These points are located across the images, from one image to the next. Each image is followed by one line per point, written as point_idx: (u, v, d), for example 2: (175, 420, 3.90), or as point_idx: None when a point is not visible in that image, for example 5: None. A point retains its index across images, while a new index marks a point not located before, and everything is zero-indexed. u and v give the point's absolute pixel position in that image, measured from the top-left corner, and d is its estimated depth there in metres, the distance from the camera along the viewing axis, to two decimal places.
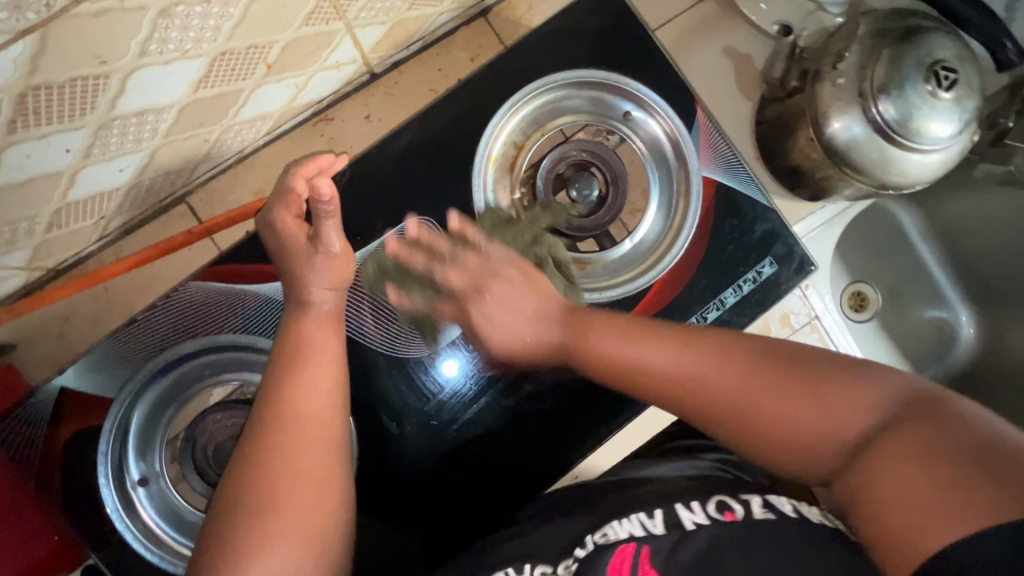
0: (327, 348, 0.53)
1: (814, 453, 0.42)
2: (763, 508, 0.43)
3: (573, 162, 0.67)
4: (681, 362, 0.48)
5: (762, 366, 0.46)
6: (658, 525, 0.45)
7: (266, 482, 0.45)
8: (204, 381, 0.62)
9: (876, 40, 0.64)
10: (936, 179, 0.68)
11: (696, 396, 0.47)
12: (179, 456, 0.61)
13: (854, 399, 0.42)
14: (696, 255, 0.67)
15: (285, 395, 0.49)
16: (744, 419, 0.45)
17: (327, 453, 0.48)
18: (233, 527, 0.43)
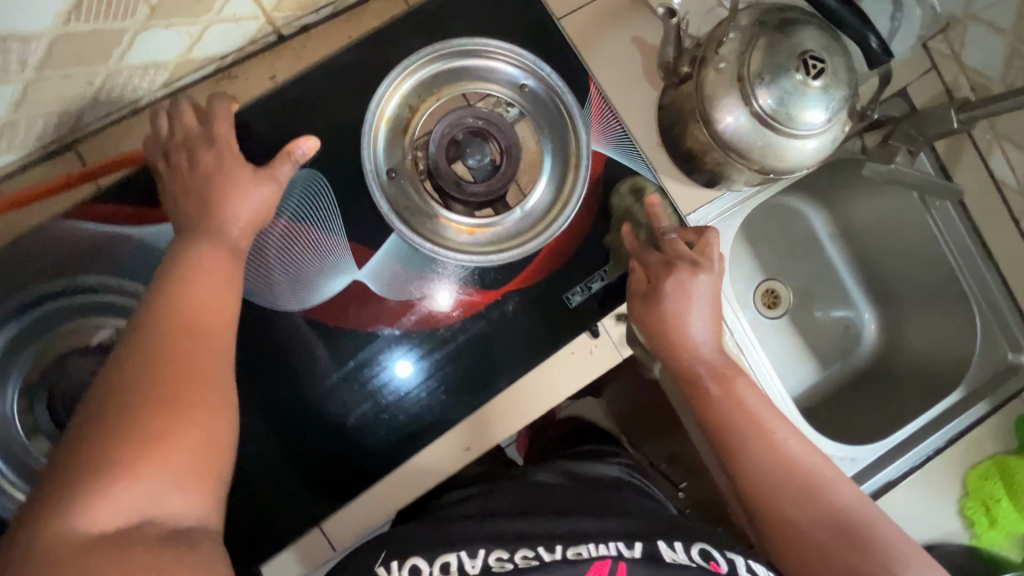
0: (222, 265, 0.51)
1: None
2: (748, 571, 0.53)
3: (468, 128, 0.66)
4: (771, 480, 0.59)
5: (838, 520, 0.56)
6: (635, 549, 0.53)
7: (157, 386, 0.42)
8: (67, 324, 0.60)
9: (755, 29, 0.68)
10: (814, 165, 0.72)
11: (769, 509, 0.58)
12: (34, 402, 0.59)
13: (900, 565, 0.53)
14: (585, 222, 0.69)
15: (178, 304, 0.46)
16: (798, 550, 0.56)
17: (219, 370, 0.45)
18: (109, 418, 0.39)
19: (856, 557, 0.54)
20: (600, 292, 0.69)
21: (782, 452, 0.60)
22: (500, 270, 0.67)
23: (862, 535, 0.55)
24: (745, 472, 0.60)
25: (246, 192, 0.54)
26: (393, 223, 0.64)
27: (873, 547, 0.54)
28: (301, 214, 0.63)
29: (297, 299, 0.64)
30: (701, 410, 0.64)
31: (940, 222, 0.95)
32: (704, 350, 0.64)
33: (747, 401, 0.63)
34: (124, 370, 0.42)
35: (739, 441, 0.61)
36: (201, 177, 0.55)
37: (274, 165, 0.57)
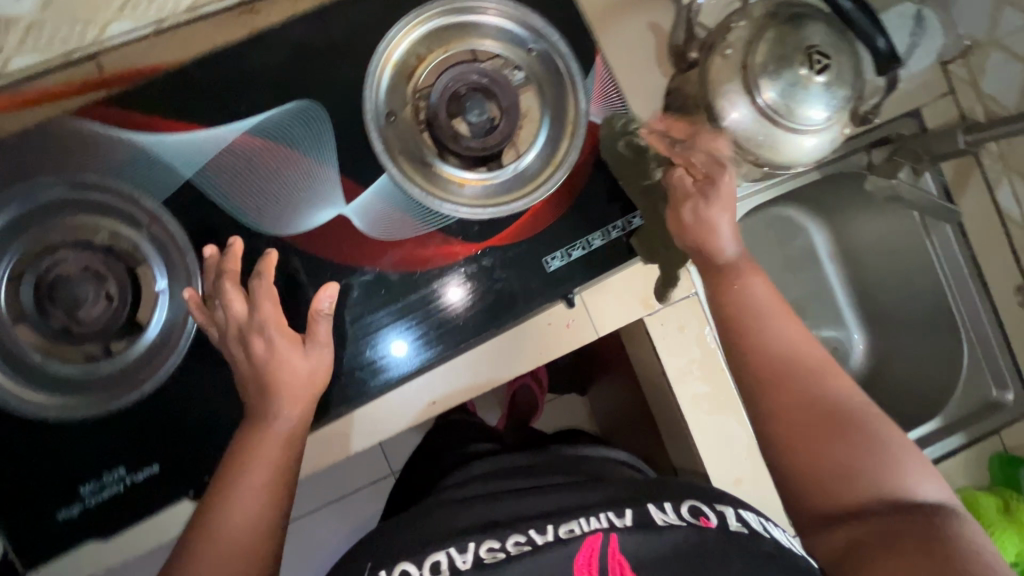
0: (275, 452, 0.57)
1: (826, 488, 0.52)
2: (737, 521, 0.55)
3: (471, 83, 0.67)
4: (773, 361, 0.58)
5: (839, 415, 0.54)
6: (625, 517, 0.56)
7: (215, 529, 0.53)
8: (63, 218, 0.63)
9: (766, 20, 0.68)
10: (809, 163, 0.73)
11: (766, 394, 0.57)
12: (18, 284, 0.61)
13: (887, 466, 0.51)
14: (571, 190, 0.71)
15: (256, 437, 0.57)
16: (791, 436, 0.55)
17: (262, 494, 0.55)
18: (188, 552, 0.52)
19: (860, 450, 0.52)
20: (579, 260, 0.71)
21: (785, 339, 0.59)
22: (484, 225, 0.69)
23: (860, 437, 0.53)
24: (752, 359, 0.59)
25: (288, 398, 0.58)
26: (385, 163, 0.66)
27: (863, 452, 0.52)
28: (295, 142, 0.65)
29: (282, 225, 0.65)
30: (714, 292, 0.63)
31: (938, 247, 0.95)
32: (725, 245, 0.64)
33: (757, 294, 0.62)
34: (202, 534, 0.53)
35: (757, 322, 0.60)
36: (256, 373, 0.58)
37: (314, 334, 0.59)
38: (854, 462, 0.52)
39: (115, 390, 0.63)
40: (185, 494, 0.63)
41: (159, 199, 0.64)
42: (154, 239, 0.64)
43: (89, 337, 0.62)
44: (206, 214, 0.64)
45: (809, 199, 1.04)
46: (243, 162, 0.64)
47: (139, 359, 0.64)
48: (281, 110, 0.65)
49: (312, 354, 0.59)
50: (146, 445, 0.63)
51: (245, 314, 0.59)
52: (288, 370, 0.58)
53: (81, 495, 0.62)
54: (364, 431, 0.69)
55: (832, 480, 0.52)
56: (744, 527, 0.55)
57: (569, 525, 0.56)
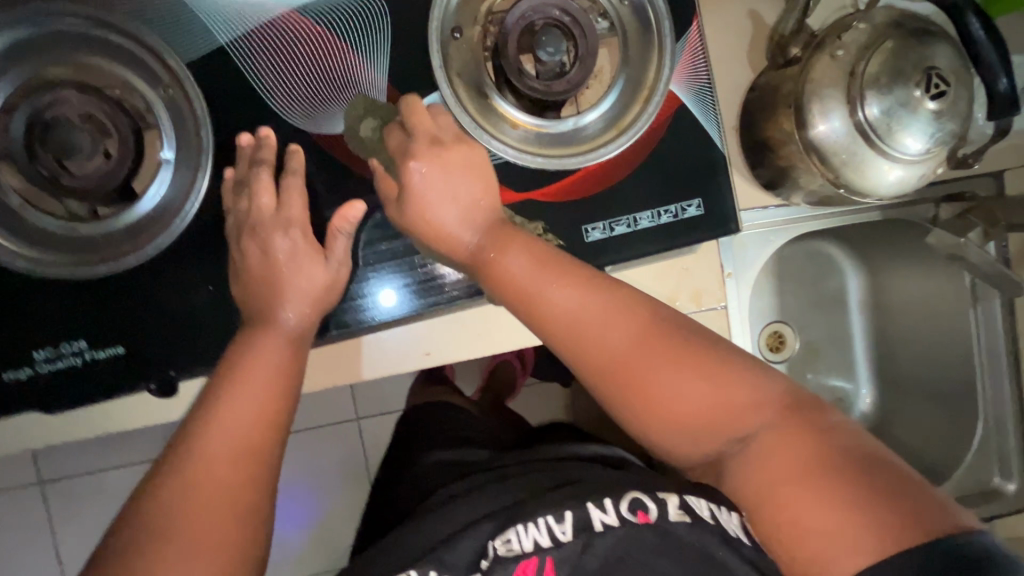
0: (264, 380, 0.53)
1: (690, 427, 0.49)
2: (679, 510, 0.49)
3: (552, 17, 0.60)
4: (587, 308, 0.49)
5: (661, 336, 0.49)
6: (564, 526, 0.53)
7: (197, 466, 0.48)
8: (73, 56, 0.56)
9: (888, 28, 0.62)
10: (889, 197, 0.67)
11: (594, 357, 0.49)
12: (10, 119, 0.55)
13: (722, 376, 0.49)
14: (629, 161, 0.64)
15: (244, 367, 0.53)
16: (630, 379, 0.49)
17: (251, 430, 0.51)
18: (162, 490, 0.47)
19: (710, 383, 0.48)
20: (620, 238, 0.64)
21: (571, 268, 0.50)
22: (529, 175, 0.62)
23: (693, 355, 0.49)
24: (563, 328, 0.49)
25: (296, 305, 0.56)
26: (441, 81, 0.59)
27: (731, 382, 0.49)
28: (343, 31, 0.58)
29: (310, 120, 0.58)
30: (502, 286, 0.51)
31: (980, 320, 0.90)
32: (462, 235, 0.53)
33: (535, 255, 0.50)
34: (179, 465, 0.48)
35: (546, 282, 0.50)
36: (269, 280, 0.56)
37: (331, 250, 0.57)
38: (717, 401, 0.48)
39: (91, 257, 0.57)
40: (144, 385, 0.58)
41: (184, 58, 0.56)
42: (169, 102, 0.57)
43: (75, 193, 0.56)
44: (232, 89, 0.57)
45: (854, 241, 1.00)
46: (281, 39, 0.57)
47: (127, 230, 0.58)
48: None
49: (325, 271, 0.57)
50: (114, 323, 0.57)
51: (271, 209, 0.56)
52: (301, 284, 0.56)
53: (33, 360, 0.56)
54: (370, 363, 0.67)
55: (711, 431, 0.49)
56: (686, 518, 0.48)
57: (507, 537, 0.54)
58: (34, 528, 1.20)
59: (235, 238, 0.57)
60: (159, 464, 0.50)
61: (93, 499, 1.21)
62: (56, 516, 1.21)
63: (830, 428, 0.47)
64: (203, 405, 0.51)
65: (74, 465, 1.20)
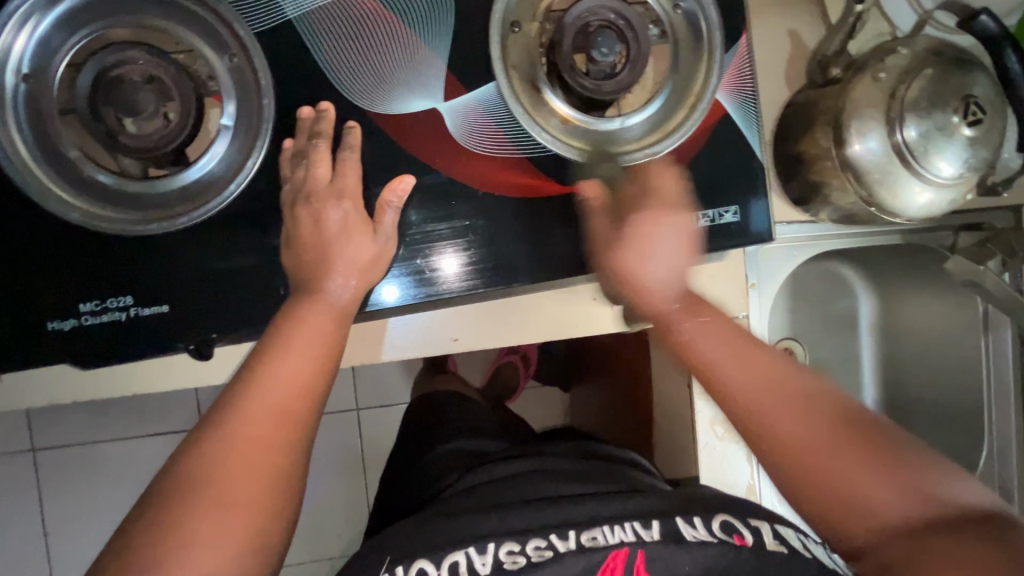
0: (310, 344, 0.53)
1: (859, 519, 0.48)
2: (776, 540, 0.54)
3: (608, 19, 0.62)
4: (753, 380, 0.54)
5: (843, 424, 0.51)
6: (652, 530, 0.54)
7: (237, 426, 0.48)
8: (143, 18, 0.57)
9: (930, 55, 0.64)
10: (917, 218, 0.69)
11: (760, 432, 0.53)
12: (77, 74, 0.56)
13: (896, 470, 0.48)
14: (671, 164, 0.65)
15: (286, 336, 0.53)
16: (801, 465, 0.51)
17: (292, 395, 0.51)
18: (199, 447, 0.47)
19: (877, 471, 0.49)
20: None
21: (762, 354, 0.55)
22: (576, 168, 0.64)
23: (870, 446, 0.50)
24: (727, 400, 0.55)
25: (342, 274, 0.57)
26: (497, 72, 0.61)
27: (902, 473, 0.48)
28: (406, 15, 0.60)
29: (365, 99, 0.60)
30: (674, 345, 0.58)
31: (990, 350, 0.92)
32: (665, 292, 0.58)
33: (708, 337, 0.57)
34: (220, 420, 0.48)
35: (717, 352, 0.56)
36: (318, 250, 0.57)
37: (381, 224, 0.59)
38: (890, 489, 0.48)
39: (144, 215, 0.57)
40: (184, 345, 0.58)
41: (252, 29, 0.58)
42: (234, 70, 0.58)
43: (133, 151, 0.57)
44: (295, 63, 0.59)
45: (869, 263, 1.01)
46: (346, 18, 0.59)
47: (181, 192, 0.59)
48: None
49: (370, 244, 0.58)
50: (160, 282, 0.58)
51: (325, 179, 0.57)
52: (349, 254, 0.57)
53: (77, 312, 0.56)
54: (396, 343, 0.68)
55: (875, 524, 0.47)
56: (783, 547, 0.53)
57: (592, 532, 0.55)
58: (24, 495, 1.19)
59: (288, 206, 0.58)
60: (200, 422, 0.50)
61: (95, 468, 1.20)
62: (52, 482, 1.19)
63: None
64: (248, 366, 0.52)
65: (69, 433, 1.19)
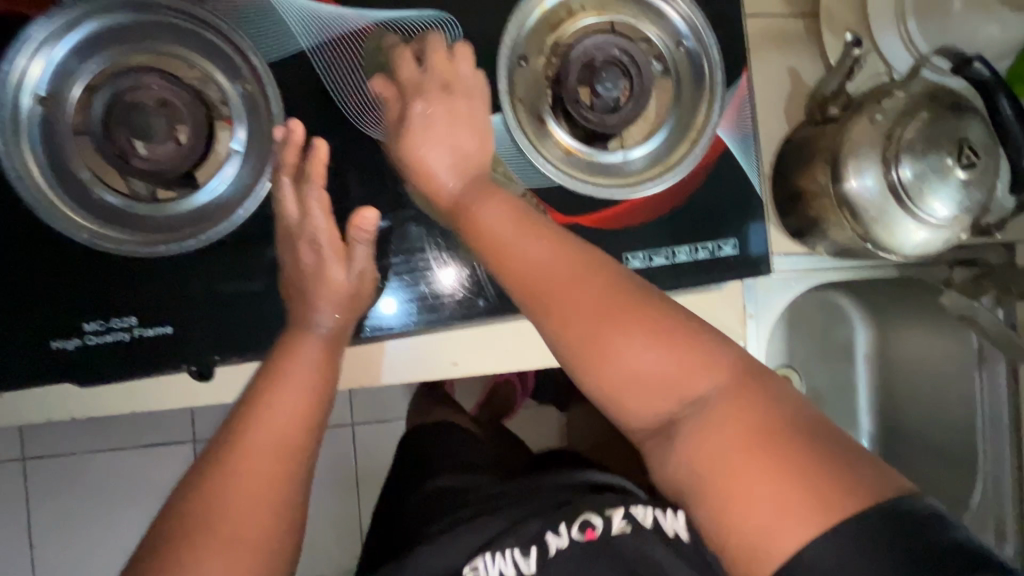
0: (303, 376, 0.54)
1: (645, 400, 0.44)
2: (620, 523, 0.61)
3: (612, 55, 0.64)
4: (552, 262, 0.46)
5: (624, 293, 0.45)
6: (528, 560, 0.61)
7: (235, 459, 0.48)
8: (160, 44, 0.58)
9: (926, 98, 0.65)
10: (912, 257, 0.70)
11: (547, 307, 0.45)
12: (92, 97, 0.57)
13: (662, 337, 0.44)
14: (674, 197, 0.67)
15: (279, 366, 0.54)
16: (591, 345, 0.44)
17: (288, 425, 0.51)
18: (200, 482, 0.47)
19: (643, 338, 0.43)
20: (658, 269, 0.66)
21: (547, 234, 0.47)
22: (579, 199, 0.65)
23: (647, 312, 0.44)
24: (518, 287, 0.47)
25: (326, 305, 0.58)
26: (504, 104, 0.62)
27: (675, 338, 0.44)
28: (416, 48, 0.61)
29: (372, 127, 0.61)
30: (470, 234, 0.50)
31: (985, 383, 0.94)
32: (439, 181, 0.56)
33: (495, 212, 0.49)
34: (221, 454, 0.49)
35: (513, 239, 0.48)
36: (316, 278, 0.58)
37: (353, 253, 0.60)
38: (667, 366, 0.43)
39: (151, 235, 0.58)
40: (186, 365, 0.59)
41: (267, 58, 0.59)
42: (245, 97, 0.60)
43: (144, 174, 0.57)
44: (307, 91, 0.60)
45: (864, 293, 1.02)
46: (357, 49, 0.60)
47: (189, 214, 0.59)
48: (414, 13, 0.61)
49: (354, 274, 0.59)
50: (165, 303, 0.58)
51: (297, 215, 0.59)
52: (330, 285, 0.58)
53: (82, 331, 0.57)
54: (394, 368, 0.68)
55: (653, 397, 0.43)
56: (625, 527, 0.61)
57: (474, 563, 0.62)
58: (6, 508, 1.14)
59: (295, 231, 0.59)
60: (201, 457, 0.50)
61: (76, 482, 1.15)
62: (33, 496, 1.14)
63: (784, 398, 0.42)
64: (246, 399, 0.52)
65: (55, 444, 1.15)
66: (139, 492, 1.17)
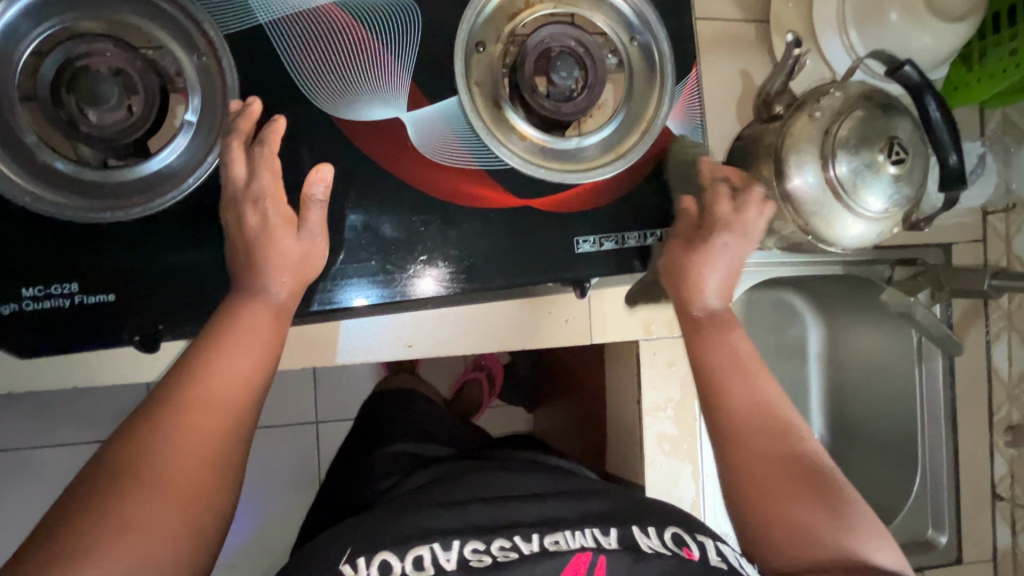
0: (250, 339, 0.53)
1: (790, 546, 0.53)
2: (718, 557, 0.56)
3: (567, 46, 0.66)
4: (750, 408, 0.60)
5: (800, 461, 0.57)
6: (611, 538, 0.57)
7: (171, 414, 0.48)
8: (114, 12, 0.58)
9: (861, 98, 0.69)
10: (850, 249, 0.74)
11: (733, 437, 0.59)
12: (39, 61, 0.56)
13: (842, 521, 0.54)
14: (626, 183, 0.69)
15: (229, 322, 0.54)
16: (760, 484, 0.56)
17: (235, 389, 0.51)
18: (131, 434, 0.47)
19: (819, 512, 0.54)
20: (608, 253, 0.68)
21: (764, 392, 0.61)
22: (533, 182, 0.67)
23: (825, 493, 0.55)
24: (723, 413, 0.60)
25: (278, 272, 0.56)
26: (461, 87, 0.64)
27: (832, 508, 0.54)
28: (374, 29, 0.62)
29: (329, 104, 0.61)
30: (695, 357, 0.63)
31: (924, 377, 0.99)
32: (707, 298, 0.64)
33: (721, 352, 0.62)
34: (154, 408, 0.49)
35: (725, 377, 0.61)
36: (264, 240, 0.56)
37: (307, 221, 0.58)
38: (817, 525, 0.53)
39: (97, 203, 0.57)
40: (130, 335, 0.58)
41: (223, 31, 0.59)
42: (200, 68, 0.60)
43: (91, 140, 0.57)
44: (263, 65, 0.60)
45: (817, 294, 1.06)
46: (316, 28, 0.61)
47: (138, 184, 0.59)
48: None
49: (305, 238, 0.58)
50: (110, 271, 0.57)
51: (244, 180, 0.56)
52: (280, 253, 0.56)
53: (19, 297, 0.55)
54: (348, 348, 0.69)
55: (805, 551, 0.53)
56: (724, 563, 0.55)
57: (555, 537, 0.58)
58: None
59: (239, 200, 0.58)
60: (136, 410, 0.49)
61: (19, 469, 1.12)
62: None
63: None
64: (188, 357, 0.52)
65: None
66: None
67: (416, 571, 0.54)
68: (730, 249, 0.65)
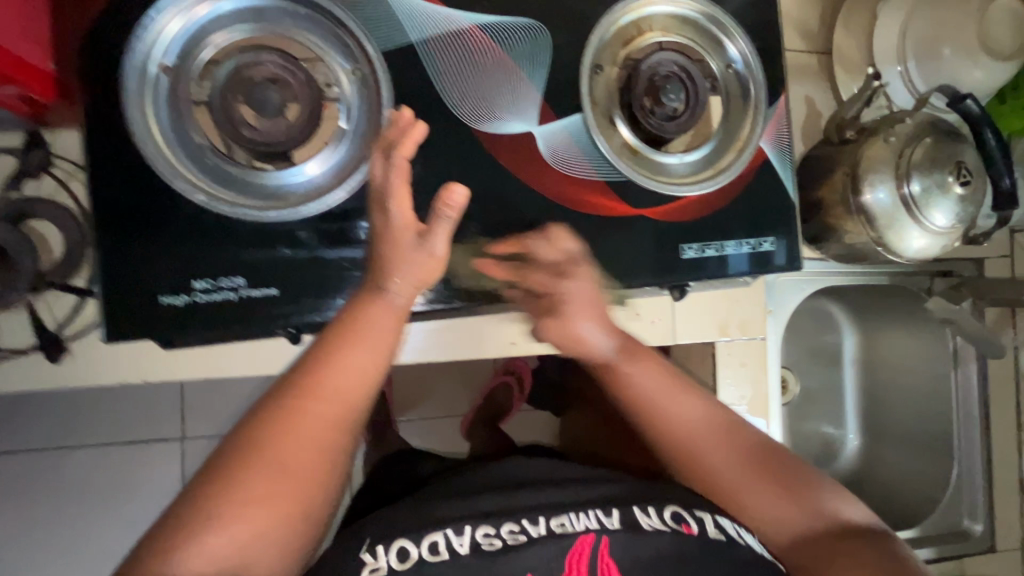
0: (372, 338, 0.58)
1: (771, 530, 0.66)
2: (717, 529, 0.63)
3: (676, 70, 0.73)
4: (686, 421, 0.69)
5: (756, 458, 0.68)
6: (613, 517, 0.62)
7: (290, 399, 0.55)
8: (281, 28, 0.63)
9: (928, 126, 0.78)
10: (915, 260, 0.82)
11: (694, 464, 0.69)
12: (214, 72, 0.60)
13: (808, 499, 0.66)
14: (726, 196, 0.75)
15: (354, 320, 0.59)
16: (728, 494, 0.68)
17: (352, 383, 0.57)
18: (258, 410, 0.55)
19: (781, 499, 0.66)
20: (708, 259, 0.74)
21: (698, 403, 0.70)
22: (645, 193, 0.73)
23: (782, 480, 0.67)
24: (671, 440, 0.69)
25: (404, 278, 0.59)
26: (586, 104, 0.70)
27: (786, 485, 0.66)
28: (511, 50, 0.68)
29: (469, 116, 0.67)
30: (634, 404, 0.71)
31: (959, 380, 1.08)
32: (587, 329, 0.70)
33: (647, 374, 0.71)
34: (281, 390, 0.56)
35: (656, 398, 0.70)
36: (417, 243, 0.59)
37: (432, 233, 0.59)
38: (787, 510, 0.65)
39: (262, 203, 0.61)
40: (287, 326, 0.62)
41: (380, 48, 0.64)
42: (357, 81, 0.64)
43: (254, 144, 0.60)
44: (413, 81, 0.65)
45: (855, 304, 1.14)
46: (460, 47, 0.66)
47: (296, 186, 0.63)
48: (511, 20, 0.68)
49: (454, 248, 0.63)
50: (272, 266, 0.61)
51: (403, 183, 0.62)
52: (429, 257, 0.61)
53: (190, 289, 0.59)
54: (449, 347, 0.74)
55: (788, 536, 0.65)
56: (722, 535, 0.62)
57: (560, 518, 0.62)
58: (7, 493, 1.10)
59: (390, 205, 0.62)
60: (270, 389, 0.57)
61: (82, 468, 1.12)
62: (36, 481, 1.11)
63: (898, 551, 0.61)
64: (317, 350, 0.58)
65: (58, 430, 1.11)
66: (133, 488, 1.17)
67: (431, 556, 0.58)
68: (590, 290, 0.69)
